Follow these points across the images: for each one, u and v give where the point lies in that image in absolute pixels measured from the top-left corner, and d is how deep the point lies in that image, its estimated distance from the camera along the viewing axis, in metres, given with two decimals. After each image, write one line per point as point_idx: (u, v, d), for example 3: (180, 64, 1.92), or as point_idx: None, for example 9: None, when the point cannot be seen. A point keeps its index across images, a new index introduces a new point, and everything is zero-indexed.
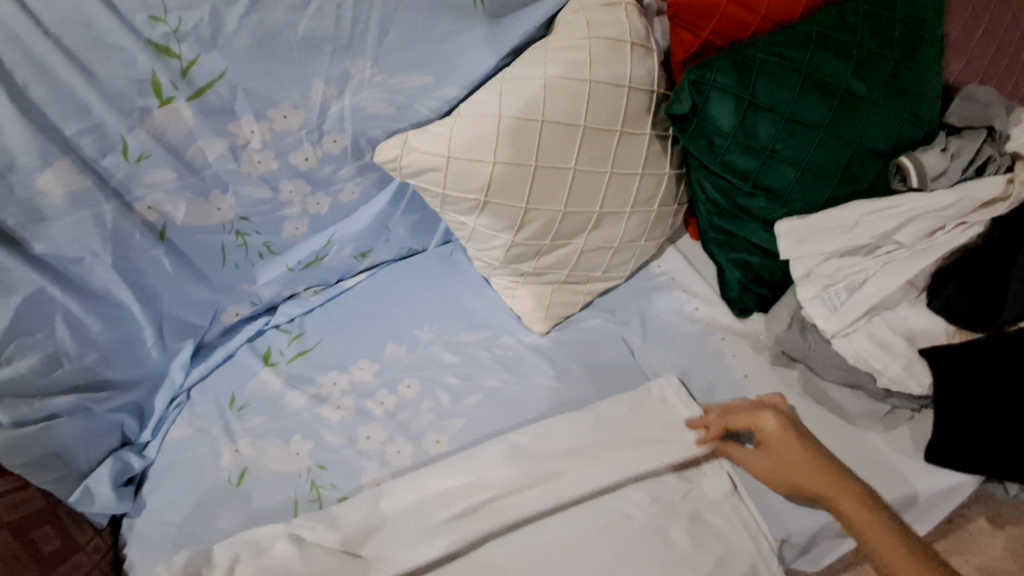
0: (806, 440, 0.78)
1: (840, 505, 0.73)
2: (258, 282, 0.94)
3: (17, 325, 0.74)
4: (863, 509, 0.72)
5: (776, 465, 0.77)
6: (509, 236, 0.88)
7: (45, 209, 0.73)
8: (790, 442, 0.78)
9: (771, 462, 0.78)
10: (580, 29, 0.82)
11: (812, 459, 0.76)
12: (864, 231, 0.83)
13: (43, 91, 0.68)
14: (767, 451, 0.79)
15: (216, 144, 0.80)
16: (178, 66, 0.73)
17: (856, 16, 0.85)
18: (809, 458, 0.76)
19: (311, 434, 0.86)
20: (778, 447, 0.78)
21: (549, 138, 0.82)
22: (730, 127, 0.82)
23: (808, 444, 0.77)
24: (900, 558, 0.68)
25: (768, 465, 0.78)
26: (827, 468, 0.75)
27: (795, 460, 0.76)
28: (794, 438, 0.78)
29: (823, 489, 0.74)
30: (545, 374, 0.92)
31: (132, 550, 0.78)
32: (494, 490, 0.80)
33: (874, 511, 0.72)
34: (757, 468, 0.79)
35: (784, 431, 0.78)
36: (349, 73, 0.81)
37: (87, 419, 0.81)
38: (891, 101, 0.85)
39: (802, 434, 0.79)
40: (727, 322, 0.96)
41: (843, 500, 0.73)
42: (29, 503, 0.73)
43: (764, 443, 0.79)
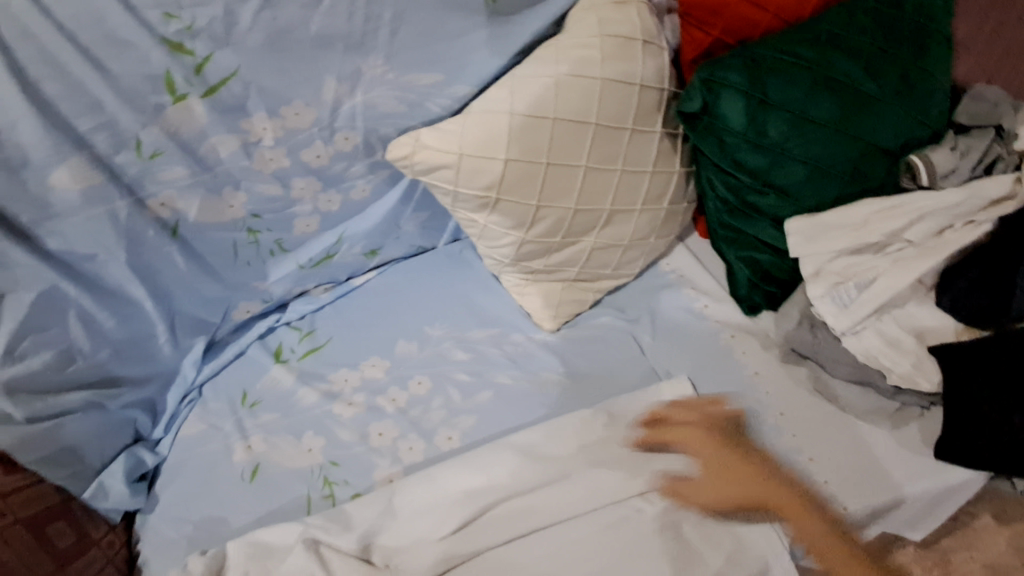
0: (733, 441, 0.85)
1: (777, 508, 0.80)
2: (270, 279, 0.94)
3: (31, 321, 0.74)
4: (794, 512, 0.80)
5: (715, 474, 0.82)
6: (519, 233, 0.89)
7: (58, 206, 0.73)
8: (717, 448, 0.84)
9: (708, 475, 0.81)
10: (592, 26, 0.82)
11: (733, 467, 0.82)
12: (874, 228, 0.84)
13: (58, 88, 0.68)
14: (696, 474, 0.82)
15: (229, 141, 0.80)
16: (192, 62, 0.73)
17: (866, 15, 0.85)
18: (737, 461, 0.83)
19: (324, 431, 0.87)
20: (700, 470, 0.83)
21: (561, 135, 0.83)
22: (741, 125, 0.83)
23: (732, 447, 0.85)
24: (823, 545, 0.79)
25: (709, 480, 0.81)
26: (755, 466, 0.83)
27: (733, 463, 0.83)
28: (720, 442, 0.85)
29: (756, 494, 0.80)
30: (556, 371, 0.93)
31: (146, 544, 0.79)
32: (508, 489, 0.81)
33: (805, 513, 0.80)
34: (707, 495, 0.80)
35: (713, 438, 0.85)
36: (361, 71, 0.81)
37: (100, 415, 0.81)
38: (902, 99, 0.84)
39: (729, 436, 0.86)
40: (737, 319, 0.97)
41: (775, 495, 0.81)
42: (41, 500, 0.72)
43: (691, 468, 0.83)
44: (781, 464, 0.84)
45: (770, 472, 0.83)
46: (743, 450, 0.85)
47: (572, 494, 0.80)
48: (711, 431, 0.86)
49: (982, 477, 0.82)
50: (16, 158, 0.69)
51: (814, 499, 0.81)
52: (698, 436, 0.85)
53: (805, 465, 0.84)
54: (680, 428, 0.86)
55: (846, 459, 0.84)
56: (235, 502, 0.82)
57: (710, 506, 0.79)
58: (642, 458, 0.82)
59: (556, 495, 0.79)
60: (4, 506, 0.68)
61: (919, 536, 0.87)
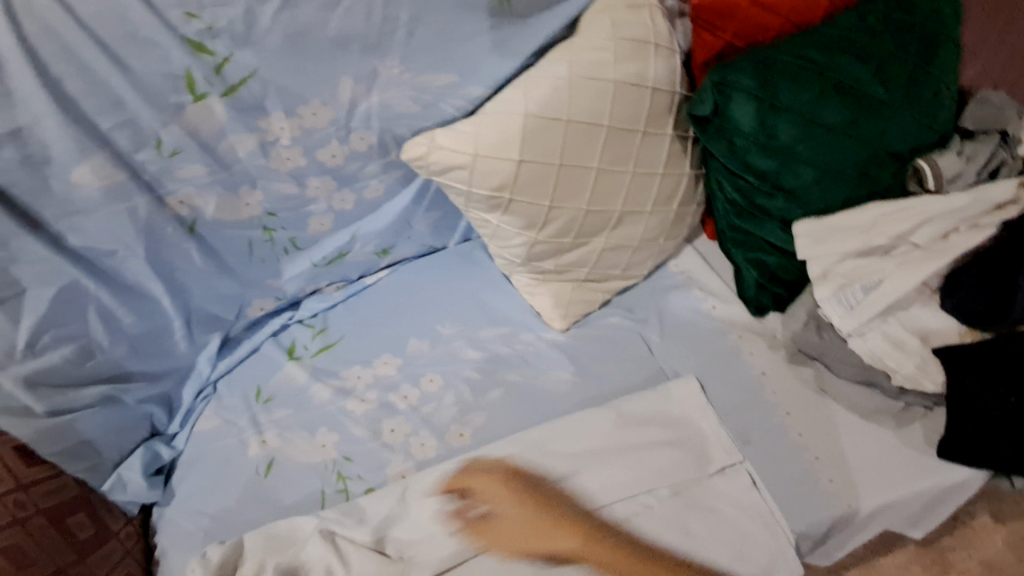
0: (546, 499, 0.80)
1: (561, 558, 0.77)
2: (283, 276, 0.95)
3: (53, 315, 0.76)
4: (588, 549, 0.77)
5: (528, 533, 0.78)
6: (531, 234, 0.90)
7: (80, 202, 0.74)
8: (522, 508, 0.79)
9: (506, 531, 0.78)
10: (605, 29, 0.83)
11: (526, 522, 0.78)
12: (881, 231, 0.85)
13: (81, 86, 0.70)
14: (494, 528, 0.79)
15: (247, 140, 0.81)
16: (212, 62, 0.74)
17: (875, 20, 0.87)
18: (568, 522, 0.78)
19: (337, 427, 0.88)
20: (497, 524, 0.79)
21: (573, 137, 0.84)
22: (751, 128, 0.84)
23: (554, 506, 0.80)
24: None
25: (498, 531, 0.78)
26: (571, 530, 0.78)
27: (512, 520, 0.79)
28: (532, 505, 0.80)
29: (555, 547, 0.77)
30: (566, 369, 0.94)
31: (163, 535, 0.81)
32: (520, 486, 0.82)
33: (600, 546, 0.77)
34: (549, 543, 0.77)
35: (514, 496, 0.81)
36: (378, 71, 0.82)
37: (118, 409, 0.82)
38: (910, 104, 0.86)
39: (518, 492, 0.81)
40: (745, 320, 0.98)
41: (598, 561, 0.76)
42: (64, 491, 0.74)
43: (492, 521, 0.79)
44: (787, 463, 0.85)
45: (611, 539, 0.78)
46: (540, 509, 0.79)
47: (581, 491, 0.81)
48: (508, 485, 0.81)
49: (982, 475, 0.84)
50: (39, 155, 0.70)
51: (819, 497, 0.82)
52: (500, 489, 0.81)
53: (812, 463, 0.85)
54: (688, 426, 0.87)
55: (853, 458, 0.85)
56: (249, 496, 0.83)
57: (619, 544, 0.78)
58: (651, 456, 0.84)
59: (566, 492, 0.81)
60: (27, 498, 0.69)
61: (920, 533, 0.89)
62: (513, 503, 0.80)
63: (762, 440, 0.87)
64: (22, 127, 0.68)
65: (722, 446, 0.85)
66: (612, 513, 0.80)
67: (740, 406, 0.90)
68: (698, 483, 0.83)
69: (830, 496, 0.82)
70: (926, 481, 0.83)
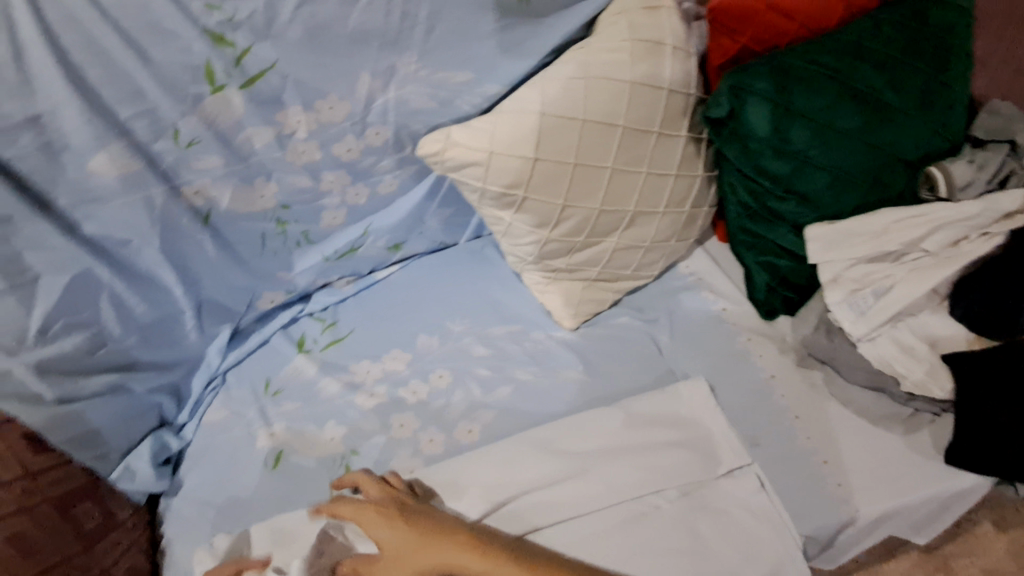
0: (406, 517, 0.72)
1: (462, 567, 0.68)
2: (295, 270, 0.96)
3: (66, 304, 0.76)
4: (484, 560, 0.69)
5: (410, 562, 0.69)
6: (544, 232, 0.90)
7: (96, 190, 0.74)
8: (399, 533, 0.70)
9: (391, 563, 0.69)
10: (622, 30, 0.84)
11: (412, 536, 0.70)
12: (893, 238, 0.85)
13: (101, 74, 0.69)
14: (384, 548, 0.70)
15: (263, 132, 0.81)
16: (232, 54, 0.74)
17: (889, 27, 0.87)
18: (431, 537, 0.70)
19: (345, 420, 0.89)
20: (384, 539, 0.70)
21: (589, 136, 0.84)
22: (766, 132, 0.85)
23: (422, 522, 0.72)
24: None
25: (387, 566, 0.69)
26: (452, 545, 0.69)
27: (387, 549, 0.70)
28: (402, 526, 0.71)
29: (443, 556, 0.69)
30: (575, 368, 0.94)
31: (170, 526, 0.81)
32: (527, 485, 0.81)
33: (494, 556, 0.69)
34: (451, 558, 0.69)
35: (376, 521, 0.72)
36: (395, 67, 0.83)
37: (128, 398, 0.82)
38: (923, 112, 0.86)
39: (393, 513, 0.72)
40: (755, 323, 0.98)
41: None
42: (72, 479, 0.73)
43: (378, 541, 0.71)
44: (795, 465, 0.85)
45: (484, 549, 0.69)
46: (421, 524, 0.71)
47: (589, 490, 0.81)
48: (378, 508, 0.73)
49: (989, 482, 0.84)
50: (57, 142, 0.70)
51: (827, 500, 0.82)
52: (372, 516, 0.72)
53: (820, 466, 0.85)
54: (697, 427, 0.87)
55: (862, 463, 0.84)
56: (256, 489, 0.83)
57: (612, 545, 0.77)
58: (660, 456, 0.84)
59: (573, 491, 0.81)
60: (34, 485, 0.68)
61: (924, 540, 0.88)
62: (379, 529, 0.71)
63: (771, 443, 0.87)
64: (41, 114, 0.68)
65: (730, 446, 0.85)
66: (620, 513, 0.80)
67: (749, 408, 0.90)
68: (706, 484, 0.83)
69: (838, 499, 0.82)
70: (936, 487, 0.83)
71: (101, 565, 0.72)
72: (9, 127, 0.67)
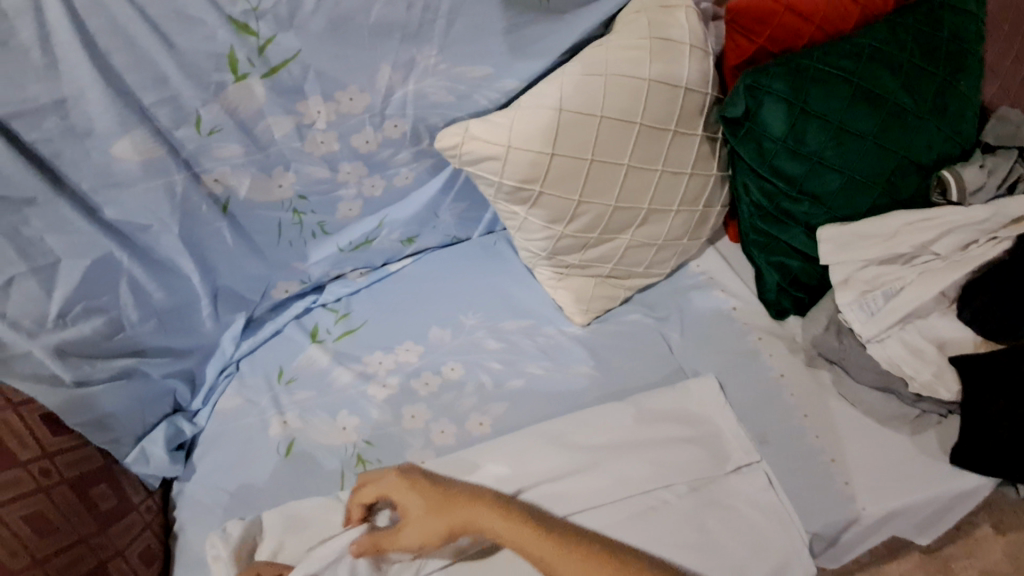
0: (428, 481, 0.75)
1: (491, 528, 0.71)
2: (309, 260, 0.97)
3: (85, 288, 0.76)
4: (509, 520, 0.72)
5: (434, 521, 0.71)
6: (559, 227, 0.91)
7: (119, 175, 0.75)
8: (422, 495, 0.73)
9: (415, 523, 0.71)
10: (642, 29, 0.85)
11: (439, 502, 0.72)
12: (904, 240, 0.86)
13: (126, 60, 0.70)
14: (412, 519, 0.72)
15: (284, 122, 0.81)
16: (256, 43, 0.74)
17: (905, 31, 0.88)
18: (454, 498, 0.73)
19: (357, 410, 0.89)
20: (412, 511, 0.72)
21: (606, 133, 0.85)
22: (781, 132, 0.85)
23: (443, 485, 0.75)
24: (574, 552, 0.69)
25: (412, 526, 0.71)
26: (476, 504, 0.73)
27: (411, 511, 0.72)
28: (425, 488, 0.74)
29: (469, 518, 0.72)
30: (585, 363, 0.95)
31: (183, 511, 0.82)
32: (537, 477, 0.82)
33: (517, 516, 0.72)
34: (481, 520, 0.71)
35: (400, 485, 0.74)
36: (415, 60, 0.83)
37: (144, 383, 0.83)
38: (935, 116, 0.88)
39: (415, 478, 0.75)
40: (764, 322, 0.99)
41: (505, 531, 0.71)
42: (88, 461, 0.75)
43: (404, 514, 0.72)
44: (802, 463, 0.86)
45: (504, 508, 0.73)
46: (442, 488, 0.74)
47: (599, 483, 0.82)
48: (400, 473, 0.76)
49: (992, 484, 0.85)
50: (80, 127, 0.70)
51: (834, 499, 0.83)
52: (396, 481, 0.75)
53: (827, 465, 0.85)
54: (707, 424, 0.88)
55: (869, 463, 0.85)
56: (270, 474, 0.84)
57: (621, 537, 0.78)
58: (672, 452, 0.84)
59: (585, 484, 0.81)
60: (51, 466, 0.70)
61: (926, 541, 0.90)
62: (403, 493, 0.74)
63: (780, 441, 0.88)
64: (66, 98, 0.68)
65: (739, 443, 0.86)
66: (630, 507, 0.80)
67: (758, 406, 0.91)
68: (715, 480, 0.83)
69: (845, 497, 0.83)
70: (941, 488, 0.84)
71: (115, 546, 0.73)
72: (35, 110, 0.67)
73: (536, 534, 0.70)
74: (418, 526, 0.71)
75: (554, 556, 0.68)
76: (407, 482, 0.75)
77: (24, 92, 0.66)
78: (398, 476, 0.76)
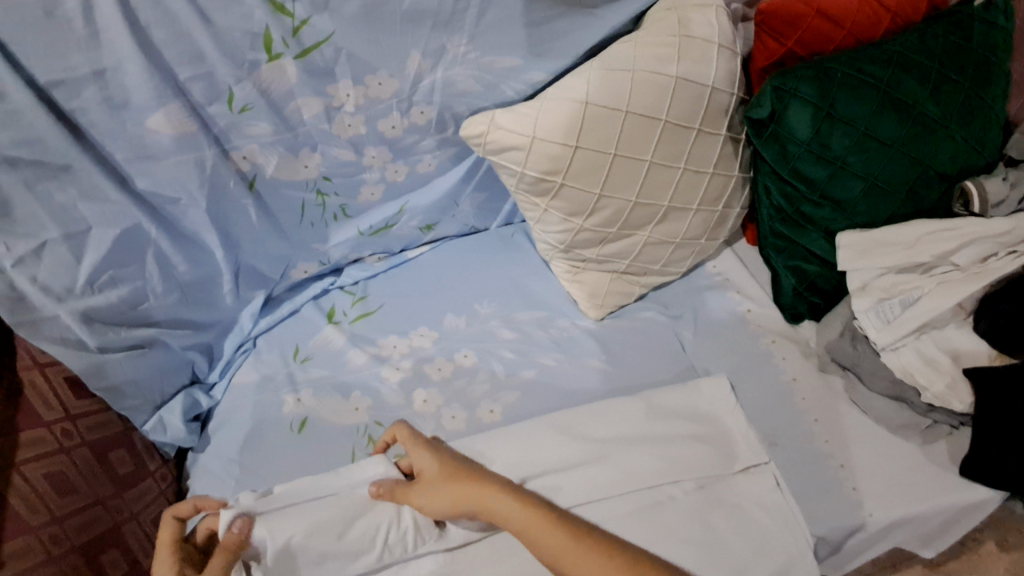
0: (452, 451, 0.79)
1: (494, 511, 0.72)
2: (330, 243, 0.98)
3: (113, 256, 0.78)
4: (518, 506, 0.72)
5: (453, 485, 0.74)
6: (578, 221, 0.92)
7: (152, 147, 0.76)
8: (438, 463, 0.76)
9: (426, 487, 0.75)
10: (671, 26, 0.85)
11: (452, 474, 0.75)
12: (924, 249, 0.86)
13: (163, 35, 0.71)
14: (422, 485, 0.76)
15: (313, 104, 0.83)
16: (291, 24, 0.75)
17: (936, 40, 0.88)
18: (466, 475, 0.75)
19: (370, 392, 0.91)
20: (423, 478, 0.76)
21: (630, 129, 0.85)
22: (806, 135, 0.85)
23: (461, 459, 0.77)
24: (576, 549, 0.69)
25: (426, 486, 0.75)
26: (492, 482, 0.75)
27: (433, 471, 0.76)
28: (448, 455, 0.77)
29: (478, 498, 0.73)
30: (598, 357, 0.96)
31: (196, 481, 0.84)
32: (544, 467, 0.82)
33: (527, 503, 0.73)
34: (488, 500, 0.73)
35: (425, 444, 0.78)
36: (445, 48, 0.84)
37: (165, 353, 0.85)
38: (960, 127, 0.88)
39: (437, 447, 0.78)
40: (778, 325, 0.99)
41: (516, 512, 0.72)
42: (109, 425, 0.78)
43: (416, 481, 0.76)
44: (811, 467, 0.86)
45: (514, 492, 0.74)
46: (459, 465, 0.76)
47: (608, 476, 0.82)
48: (423, 440, 0.79)
49: (1000, 498, 0.85)
50: (118, 98, 0.72)
51: (841, 503, 0.83)
52: (417, 446, 0.78)
53: (836, 470, 0.85)
54: (716, 423, 0.87)
55: (877, 470, 0.85)
56: (282, 449, 0.85)
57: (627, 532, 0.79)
58: (679, 449, 0.84)
59: (593, 476, 0.81)
60: (73, 428, 0.72)
61: (929, 553, 0.90)
62: (427, 454, 0.77)
63: (788, 445, 0.88)
64: (106, 69, 0.70)
65: (749, 444, 0.85)
66: (636, 501, 0.81)
67: (771, 410, 0.91)
68: (721, 479, 0.83)
69: (852, 503, 0.83)
70: (949, 498, 0.83)
71: (131, 509, 0.75)
72: (75, 80, 0.69)
73: (549, 517, 0.72)
74: (425, 494, 0.75)
75: (562, 548, 0.69)
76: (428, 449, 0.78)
77: (66, 61, 0.67)
78: (422, 442, 0.79)
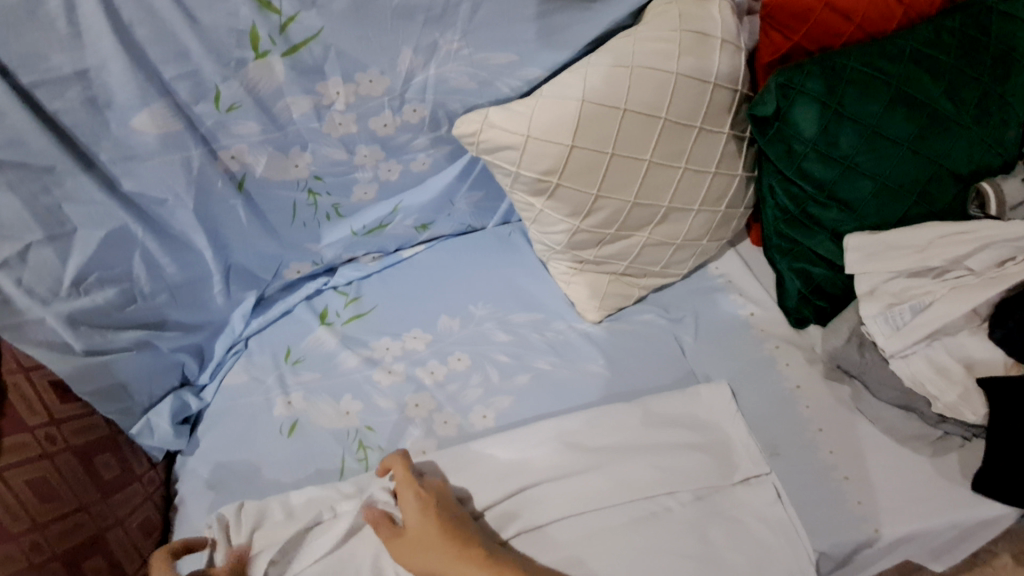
0: (442, 509, 0.73)
1: None
2: (323, 242, 0.97)
3: (99, 258, 0.77)
4: None
5: (430, 549, 0.69)
6: (575, 221, 0.89)
7: (137, 148, 0.75)
8: (422, 521, 0.71)
9: (404, 543, 0.71)
10: (672, 20, 0.82)
11: (431, 538, 0.70)
12: (936, 253, 0.82)
13: (147, 32, 0.69)
14: (402, 539, 0.71)
15: (303, 102, 0.81)
16: (278, 21, 0.73)
17: (951, 34, 0.84)
18: (446, 543, 0.69)
19: (362, 396, 0.89)
20: (404, 533, 0.71)
21: (629, 127, 0.82)
22: (813, 134, 0.82)
23: (445, 521, 0.72)
24: None
25: (406, 544, 0.71)
26: (469, 552, 0.69)
27: (418, 525, 0.71)
28: (435, 516, 0.72)
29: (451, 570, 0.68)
30: (596, 361, 0.93)
31: (184, 485, 0.83)
32: (539, 475, 0.80)
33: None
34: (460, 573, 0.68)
35: (419, 495, 0.73)
36: (437, 44, 0.81)
37: (153, 355, 0.84)
38: (977, 126, 0.84)
39: (427, 503, 0.73)
40: (783, 330, 0.96)
41: None
42: (95, 430, 0.77)
43: (397, 532, 0.72)
44: (813, 478, 0.83)
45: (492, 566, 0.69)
46: (441, 527, 0.71)
47: (603, 487, 0.79)
48: (416, 491, 0.74)
49: (1015, 514, 0.81)
50: (101, 98, 0.71)
51: (847, 518, 0.79)
52: (411, 495, 0.74)
53: (840, 482, 0.82)
54: (715, 431, 0.85)
55: (884, 483, 0.82)
56: (272, 454, 0.84)
57: (621, 545, 0.76)
58: (674, 458, 0.82)
59: (590, 485, 0.79)
60: (57, 433, 0.71)
61: (941, 568, 0.86)
62: (417, 507, 0.73)
63: (789, 455, 0.85)
64: (89, 69, 0.68)
65: (749, 454, 0.83)
66: (630, 513, 0.78)
67: (773, 418, 0.88)
68: (719, 489, 0.80)
69: (856, 517, 0.79)
70: (961, 513, 0.79)
71: (115, 515, 0.74)
72: (58, 80, 0.68)
73: None
74: (401, 551, 0.71)
75: None
76: (419, 503, 0.73)
77: (48, 61, 0.66)
78: (416, 492, 0.74)
